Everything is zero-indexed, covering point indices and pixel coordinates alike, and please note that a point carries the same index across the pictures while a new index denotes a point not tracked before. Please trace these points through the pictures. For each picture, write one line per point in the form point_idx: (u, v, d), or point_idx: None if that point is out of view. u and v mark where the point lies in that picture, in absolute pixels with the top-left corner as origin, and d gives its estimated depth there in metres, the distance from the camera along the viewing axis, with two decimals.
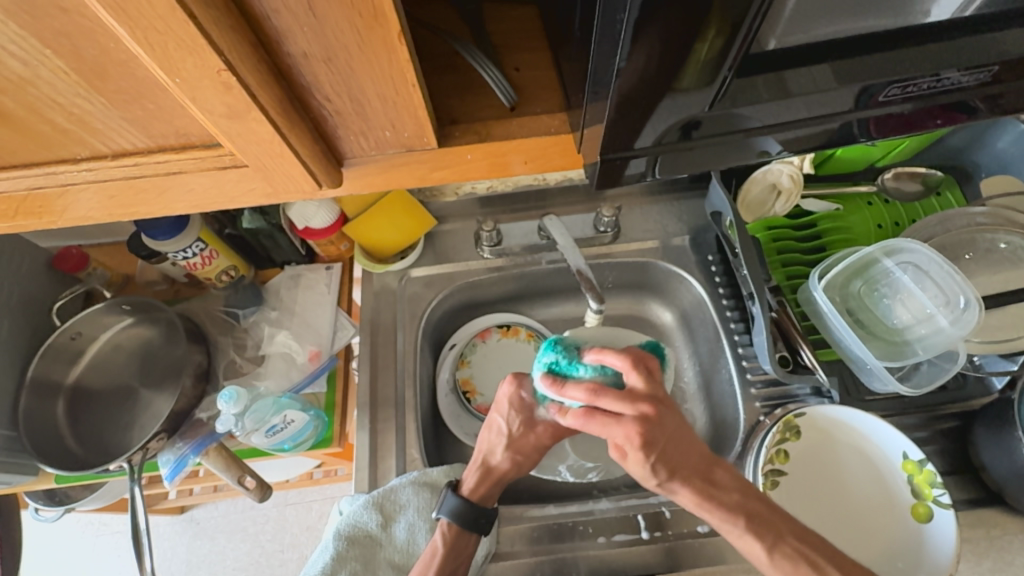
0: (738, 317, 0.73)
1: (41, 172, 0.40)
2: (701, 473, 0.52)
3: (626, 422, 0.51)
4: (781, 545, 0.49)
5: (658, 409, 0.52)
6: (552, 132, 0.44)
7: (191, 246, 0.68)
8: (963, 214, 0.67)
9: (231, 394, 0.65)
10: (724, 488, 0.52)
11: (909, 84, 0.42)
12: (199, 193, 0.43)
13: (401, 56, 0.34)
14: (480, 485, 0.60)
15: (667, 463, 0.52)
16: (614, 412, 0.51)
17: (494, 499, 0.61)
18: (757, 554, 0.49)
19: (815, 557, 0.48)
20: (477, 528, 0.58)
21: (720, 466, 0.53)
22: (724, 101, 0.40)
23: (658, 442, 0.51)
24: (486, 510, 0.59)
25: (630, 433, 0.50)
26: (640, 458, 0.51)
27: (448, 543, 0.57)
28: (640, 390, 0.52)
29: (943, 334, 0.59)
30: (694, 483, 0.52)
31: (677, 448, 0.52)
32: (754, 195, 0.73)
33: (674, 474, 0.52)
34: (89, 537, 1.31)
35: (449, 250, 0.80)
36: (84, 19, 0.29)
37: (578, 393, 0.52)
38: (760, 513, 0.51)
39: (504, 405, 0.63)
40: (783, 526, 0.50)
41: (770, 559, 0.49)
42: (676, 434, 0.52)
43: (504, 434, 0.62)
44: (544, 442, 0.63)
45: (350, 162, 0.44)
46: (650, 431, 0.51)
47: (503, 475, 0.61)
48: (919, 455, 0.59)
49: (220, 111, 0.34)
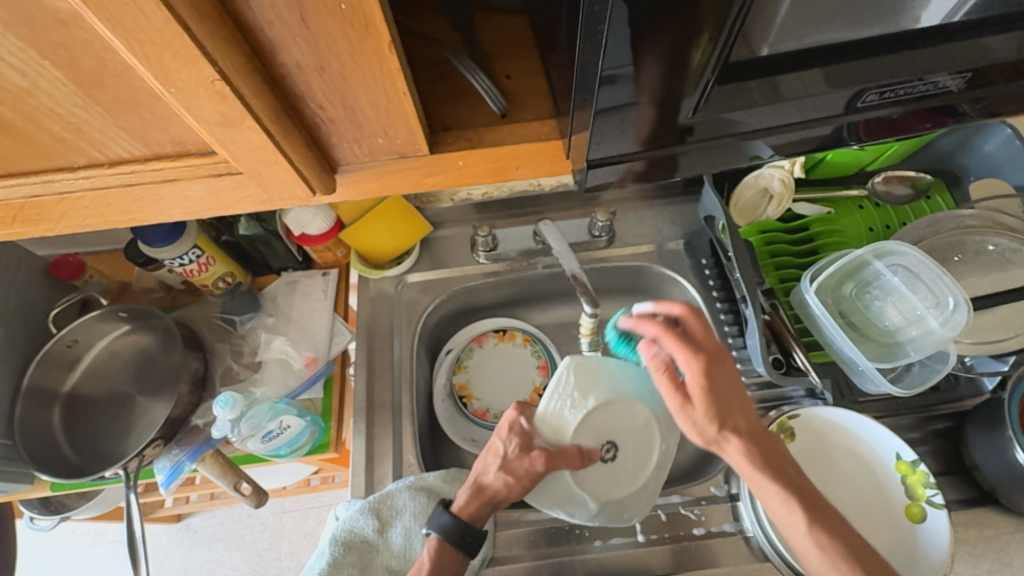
0: (732, 320, 0.73)
1: (39, 179, 0.40)
2: (759, 432, 0.51)
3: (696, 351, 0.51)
4: (821, 522, 0.48)
5: (725, 355, 0.52)
6: (542, 138, 0.45)
7: (187, 253, 0.69)
8: (952, 216, 0.67)
9: (227, 400, 0.66)
10: (775, 454, 0.51)
11: (888, 89, 0.43)
12: (194, 200, 0.43)
13: (392, 66, 0.34)
14: (471, 501, 0.57)
15: (728, 408, 0.51)
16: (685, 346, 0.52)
17: (484, 519, 0.57)
18: (795, 523, 0.48)
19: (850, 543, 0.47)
20: (462, 546, 0.55)
21: (771, 436, 0.52)
22: (710, 107, 0.41)
23: (724, 388, 0.51)
24: (474, 529, 0.56)
25: (699, 360, 0.50)
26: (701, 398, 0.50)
27: (433, 558, 0.55)
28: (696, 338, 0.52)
29: (933, 336, 0.59)
30: (749, 440, 0.50)
31: (741, 397, 0.51)
32: (747, 199, 0.72)
33: (734, 419, 0.50)
34: (84, 547, 1.31)
35: (444, 255, 0.81)
36: (82, 31, 0.30)
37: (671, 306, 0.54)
38: (803, 486, 0.50)
39: (504, 428, 0.60)
40: (825, 505, 0.49)
41: (809, 534, 0.47)
42: (738, 386, 0.52)
43: (499, 455, 0.58)
44: (539, 469, 0.58)
45: (344, 169, 0.45)
46: (716, 368, 0.51)
47: (496, 497, 0.57)
48: (912, 455, 0.60)
49: (215, 120, 0.34)
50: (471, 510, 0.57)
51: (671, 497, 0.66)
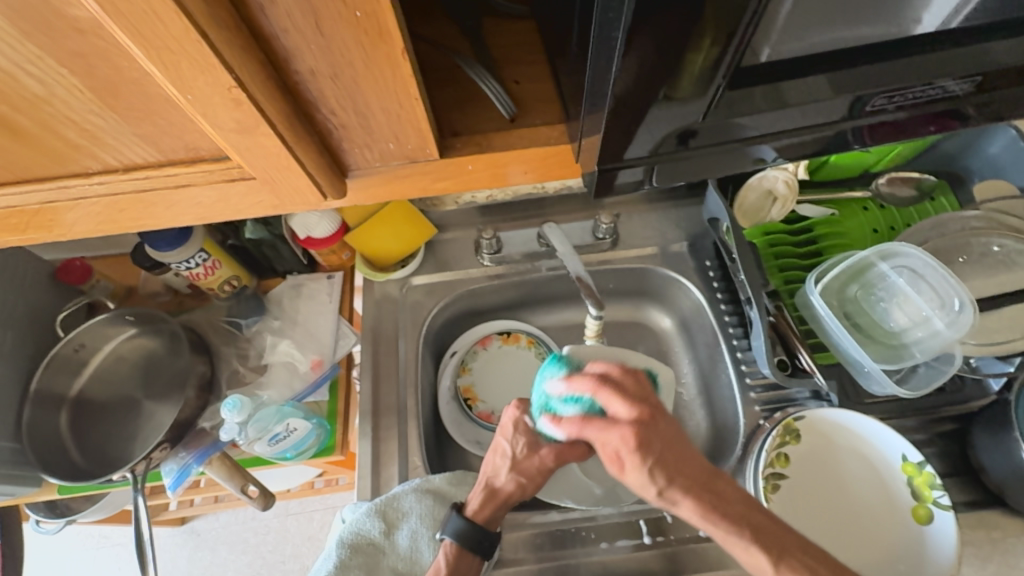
0: (736, 321, 0.73)
1: (54, 186, 0.41)
2: (704, 481, 0.49)
3: (623, 426, 0.49)
4: (788, 559, 0.46)
5: (654, 412, 0.50)
6: (551, 142, 0.45)
7: (194, 257, 0.69)
8: (956, 218, 0.68)
9: (235, 403, 0.67)
10: (726, 500, 0.48)
11: (897, 93, 0.43)
12: (207, 204, 0.44)
13: (405, 72, 0.35)
14: (485, 505, 0.60)
15: (666, 468, 0.48)
16: (610, 421, 0.50)
17: (499, 520, 0.60)
18: (762, 565, 0.46)
19: (821, 571, 0.46)
20: (479, 550, 0.58)
21: (722, 477, 0.50)
22: (718, 113, 0.41)
23: (659, 450, 0.48)
24: (490, 532, 0.59)
25: (626, 434, 0.48)
26: (638, 463, 0.48)
27: (451, 560, 0.57)
28: (623, 411, 0.49)
29: (939, 337, 0.59)
30: (695, 492, 0.48)
31: (681, 451, 0.49)
32: (751, 201, 0.73)
33: (673, 480, 0.48)
34: (89, 550, 1.31)
35: (449, 257, 0.81)
36: (100, 40, 0.30)
37: (584, 383, 0.52)
38: (764, 526, 0.48)
39: (510, 428, 0.62)
40: (789, 539, 0.47)
41: (777, 574, 0.46)
42: (675, 442, 0.49)
43: (508, 456, 0.61)
44: (548, 465, 0.61)
45: (355, 174, 0.45)
46: (646, 432, 0.48)
47: (509, 498, 0.60)
48: (919, 457, 0.59)
49: (230, 126, 0.34)
50: (483, 515, 0.59)
51: None
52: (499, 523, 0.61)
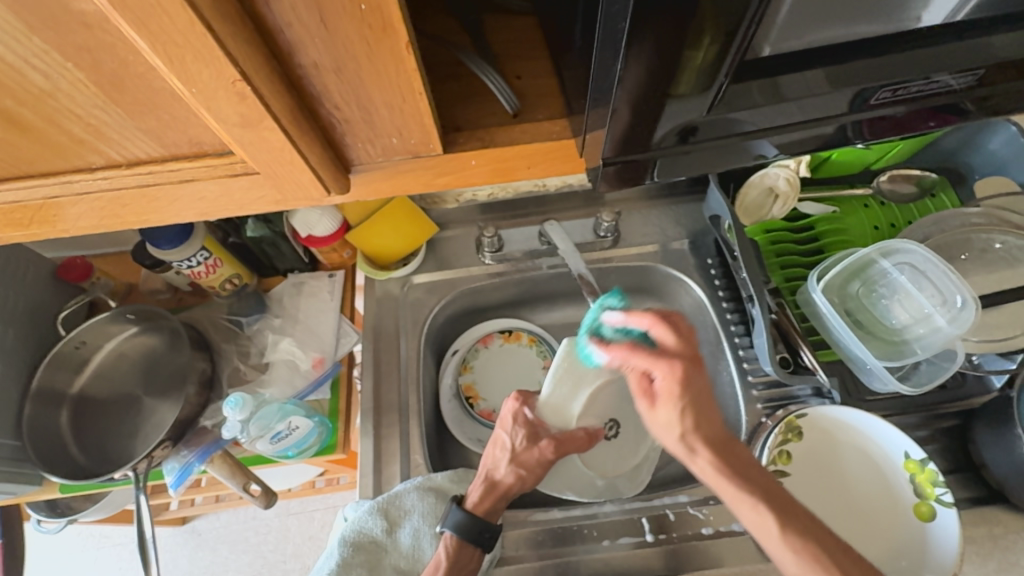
0: (738, 320, 0.74)
1: (57, 181, 0.40)
2: (724, 441, 0.51)
3: (673, 360, 0.51)
4: (793, 524, 0.47)
5: (700, 357, 0.51)
6: (553, 138, 0.45)
7: (195, 255, 0.69)
8: (958, 214, 0.67)
9: (237, 401, 0.66)
10: (743, 462, 0.50)
11: (900, 87, 0.42)
12: (210, 200, 0.44)
13: (408, 65, 0.35)
14: (485, 497, 0.60)
15: (696, 415, 0.50)
16: (661, 351, 0.51)
17: (500, 513, 0.61)
18: (767, 528, 0.47)
19: (823, 540, 0.46)
20: (479, 542, 0.58)
21: (738, 443, 0.52)
22: (721, 107, 0.41)
23: (696, 392, 0.51)
24: (491, 524, 0.59)
25: (670, 368, 0.50)
26: (674, 399, 0.50)
27: (451, 556, 0.57)
28: (673, 347, 0.51)
29: (941, 333, 0.59)
30: (715, 446, 0.50)
31: (709, 407, 0.51)
32: (752, 198, 0.73)
33: (699, 428, 0.50)
34: (90, 550, 1.31)
35: (450, 255, 0.81)
36: (105, 33, 0.30)
37: (642, 316, 0.54)
38: (771, 489, 0.49)
39: (509, 421, 0.64)
40: (794, 508, 0.48)
41: (781, 536, 0.47)
42: (710, 392, 0.51)
43: (508, 448, 0.63)
44: (548, 456, 0.63)
45: (358, 169, 0.45)
46: (689, 371, 0.50)
47: (509, 489, 0.61)
48: (921, 454, 0.59)
49: (234, 120, 0.34)
50: (483, 507, 0.60)
51: (680, 496, 0.66)
52: (499, 516, 0.62)
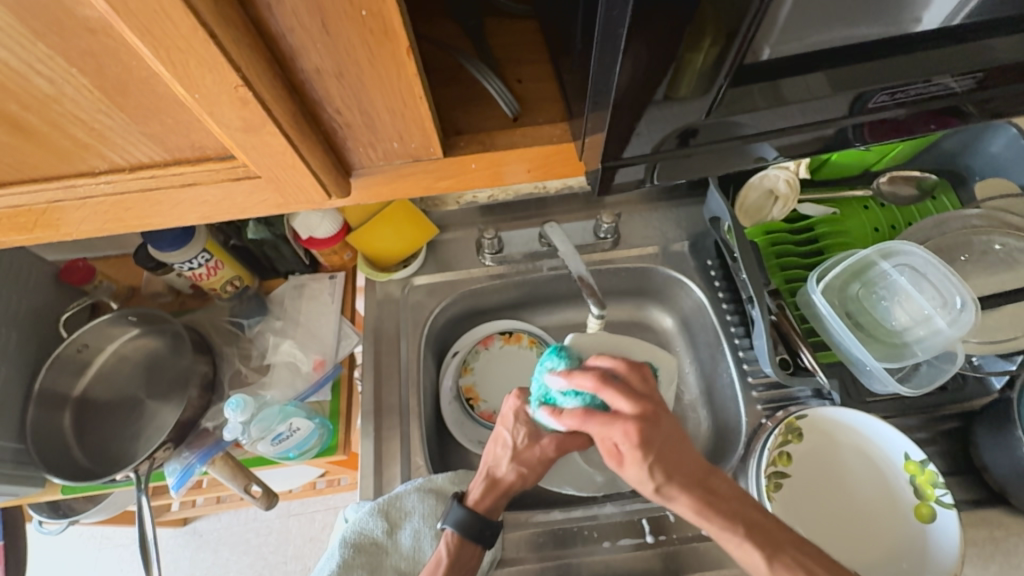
0: (738, 322, 0.73)
1: (61, 185, 0.41)
2: (699, 478, 0.50)
3: (627, 422, 0.50)
4: (781, 555, 0.47)
5: (656, 412, 0.51)
6: (554, 141, 0.46)
7: (197, 257, 0.69)
8: (958, 216, 0.68)
9: (238, 403, 0.66)
10: (723, 497, 0.49)
11: (899, 90, 0.43)
12: (213, 204, 0.44)
13: (409, 70, 0.35)
14: (485, 497, 0.60)
15: (666, 466, 0.49)
16: (613, 415, 0.51)
17: (500, 510, 0.61)
18: (755, 562, 0.47)
19: (815, 569, 0.46)
20: (480, 539, 0.58)
21: (717, 474, 0.51)
22: (721, 111, 0.41)
23: (659, 446, 0.50)
24: (491, 521, 0.59)
25: (628, 429, 0.49)
26: (637, 458, 0.49)
27: (453, 553, 0.57)
28: (625, 409, 0.51)
29: (941, 336, 0.59)
30: (692, 489, 0.49)
31: (678, 451, 0.50)
32: (752, 200, 0.73)
33: (672, 476, 0.49)
34: (91, 551, 1.31)
35: (451, 257, 0.81)
36: (109, 39, 0.30)
37: (585, 380, 0.53)
38: (758, 523, 0.48)
39: (510, 418, 0.62)
40: (781, 536, 0.48)
41: (772, 572, 0.46)
42: (676, 440, 0.50)
43: (509, 446, 0.62)
44: (549, 455, 0.62)
45: (359, 173, 0.45)
46: (646, 430, 0.50)
47: (510, 488, 0.61)
48: (921, 455, 0.59)
49: (236, 125, 0.35)
50: (483, 506, 0.60)
51: None
52: (500, 513, 0.62)
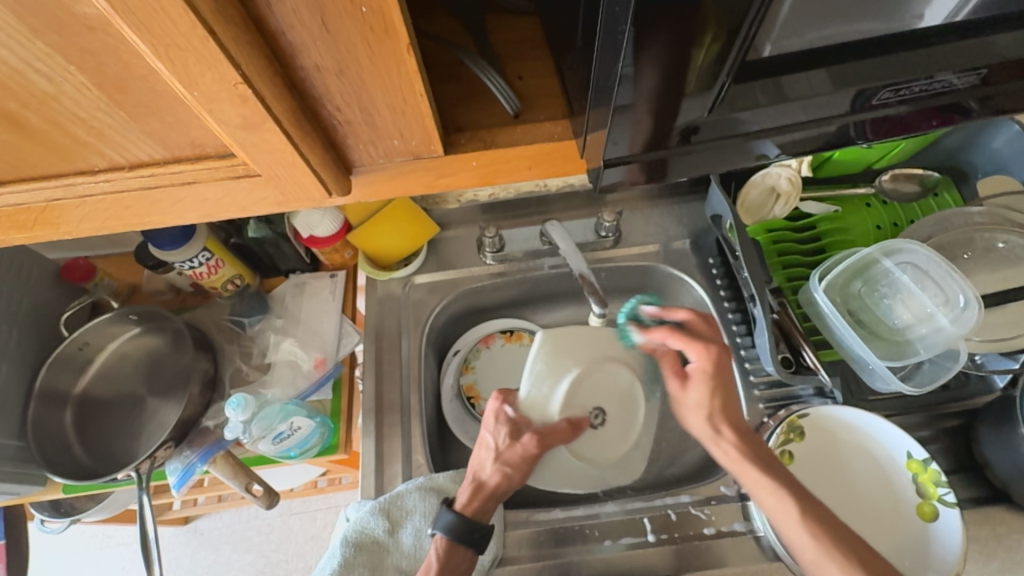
0: (739, 319, 0.73)
1: (60, 183, 0.41)
2: (747, 431, 0.57)
3: (708, 344, 0.59)
4: (811, 513, 0.51)
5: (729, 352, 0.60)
6: (554, 138, 0.45)
7: (197, 256, 0.69)
8: (961, 213, 0.67)
9: (239, 402, 0.66)
10: (765, 454, 0.56)
11: (903, 87, 0.42)
12: (213, 202, 0.44)
13: (410, 67, 0.35)
14: (474, 498, 0.60)
15: (726, 400, 0.58)
16: (697, 336, 0.59)
17: (490, 512, 0.60)
18: (789, 512, 0.52)
19: (834, 528, 0.51)
20: (470, 542, 0.58)
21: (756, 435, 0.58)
22: (723, 107, 0.41)
23: (726, 378, 0.58)
24: (481, 524, 0.58)
25: (706, 349, 0.58)
26: (708, 378, 0.58)
27: (443, 558, 0.57)
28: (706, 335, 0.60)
29: (944, 333, 0.59)
30: (741, 433, 0.57)
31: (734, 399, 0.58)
32: (754, 198, 0.73)
33: (727, 413, 0.57)
34: (93, 550, 1.31)
35: (452, 256, 0.81)
36: (108, 36, 0.30)
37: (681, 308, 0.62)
38: (790, 480, 0.54)
39: (491, 421, 0.63)
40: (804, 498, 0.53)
41: (802, 522, 0.51)
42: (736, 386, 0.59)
43: (492, 449, 0.62)
44: (531, 452, 0.61)
45: (359, 171, 0.45)
46: (722, 357, 0.58)
47: (497, 489, 0.60)
48: (923, 454, 0.59)
49: (235, 123, 0.34)
50: (472, 507, 0.59)
51: (682, 496, 0.66)
52: (490, 517, 0.61)
